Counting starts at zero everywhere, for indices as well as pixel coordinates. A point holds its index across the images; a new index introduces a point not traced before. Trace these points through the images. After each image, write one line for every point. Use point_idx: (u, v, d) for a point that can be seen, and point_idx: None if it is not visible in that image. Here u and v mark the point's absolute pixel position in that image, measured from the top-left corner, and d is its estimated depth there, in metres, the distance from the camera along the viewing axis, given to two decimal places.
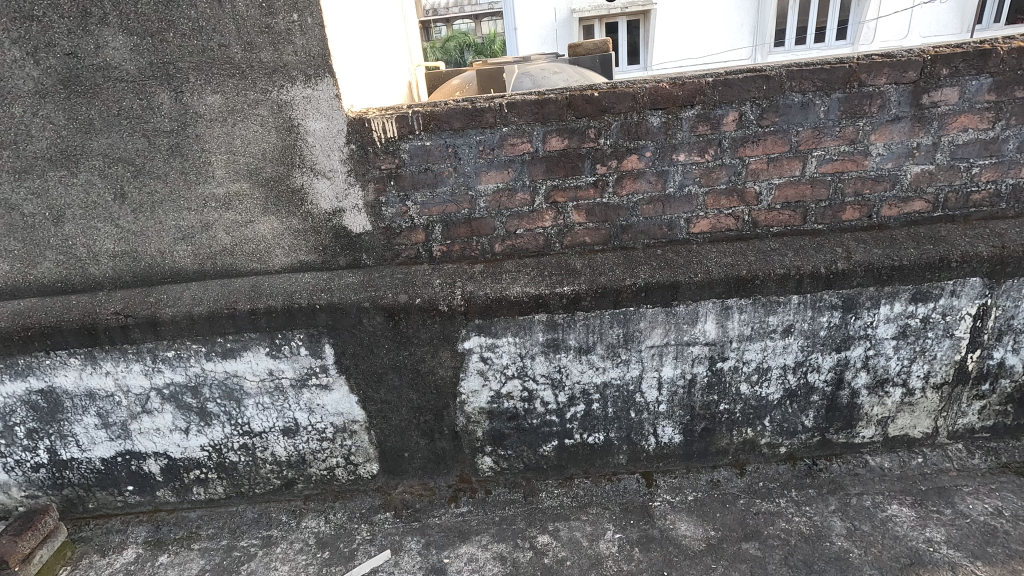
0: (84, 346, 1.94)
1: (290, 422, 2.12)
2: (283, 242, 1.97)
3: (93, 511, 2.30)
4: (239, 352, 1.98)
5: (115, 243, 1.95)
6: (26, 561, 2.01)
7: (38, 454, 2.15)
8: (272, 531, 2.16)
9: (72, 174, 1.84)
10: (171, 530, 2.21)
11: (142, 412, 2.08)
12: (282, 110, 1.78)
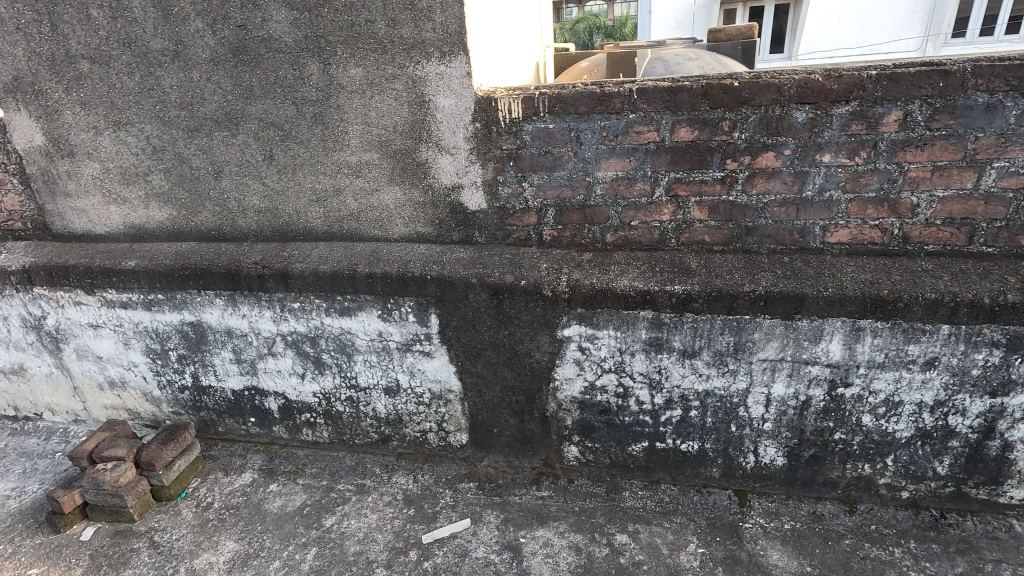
0: (228, 289, 2.19)
1: (392, 382, 2.24)
2: (404, 212, 2.07)
3: (222, 435, 2.61)
4: (354, 311, 2.12)
5: (261, 200, 2.16)
6: (170, 469, 2.29)
7: (184, 377, 2.48)
8: (366, 481, 2.32)
9: (232, 134, 2.05)
10: (282, 463, 2.45)
11: (268, 353, 2.31)
12: (416, 86, 1.85)
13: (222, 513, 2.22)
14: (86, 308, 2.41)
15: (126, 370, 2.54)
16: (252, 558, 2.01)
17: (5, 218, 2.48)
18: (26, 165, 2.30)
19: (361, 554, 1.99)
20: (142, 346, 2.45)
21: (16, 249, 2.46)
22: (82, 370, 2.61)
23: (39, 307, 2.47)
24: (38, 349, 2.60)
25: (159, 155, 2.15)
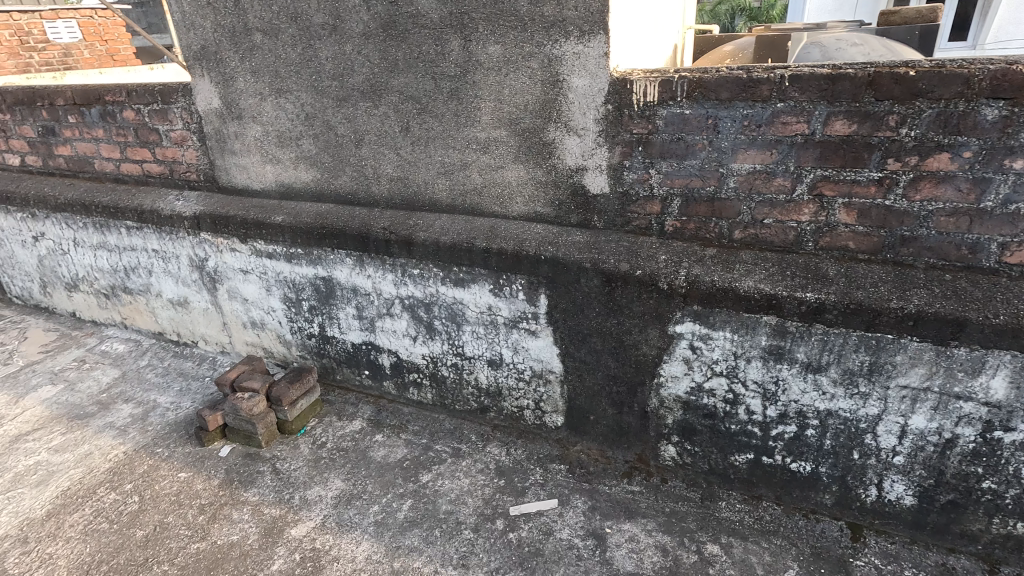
0: (357, 249, 2.36)
1: (496, 355, 2.31)
2: (525, 191, 2.09)
3: (339, 382, 2.85)
4: (468, 282, 2.20)
5: (394, 169, 2.28)
6: (294, 406, 2.55)
7: (312, 326, 2.73)
8: (461, 446, 2.42)
9: (375, 106, 2.18)
10: (388, 417, 2.62)
11: (386, 314, 2.47)
12: (552, 65, 1.85)
13: (333, 453, 2.44)
14: (240, 254, 2.72)
15: (266, 314, 2.85)
16: (355, 498, 2.19)
17: (184, 170, 2.85)
18: (204, 124, 2.63)
19: (451, 514, 2.09)
20: (281, 294, 2.72)
21: (190, 197, 2.83)
22: (231, 309, 2.96)
23: (204, 250, 2.83)
24: (199, 286, 2.99)
25: (311, 121, 2.34)
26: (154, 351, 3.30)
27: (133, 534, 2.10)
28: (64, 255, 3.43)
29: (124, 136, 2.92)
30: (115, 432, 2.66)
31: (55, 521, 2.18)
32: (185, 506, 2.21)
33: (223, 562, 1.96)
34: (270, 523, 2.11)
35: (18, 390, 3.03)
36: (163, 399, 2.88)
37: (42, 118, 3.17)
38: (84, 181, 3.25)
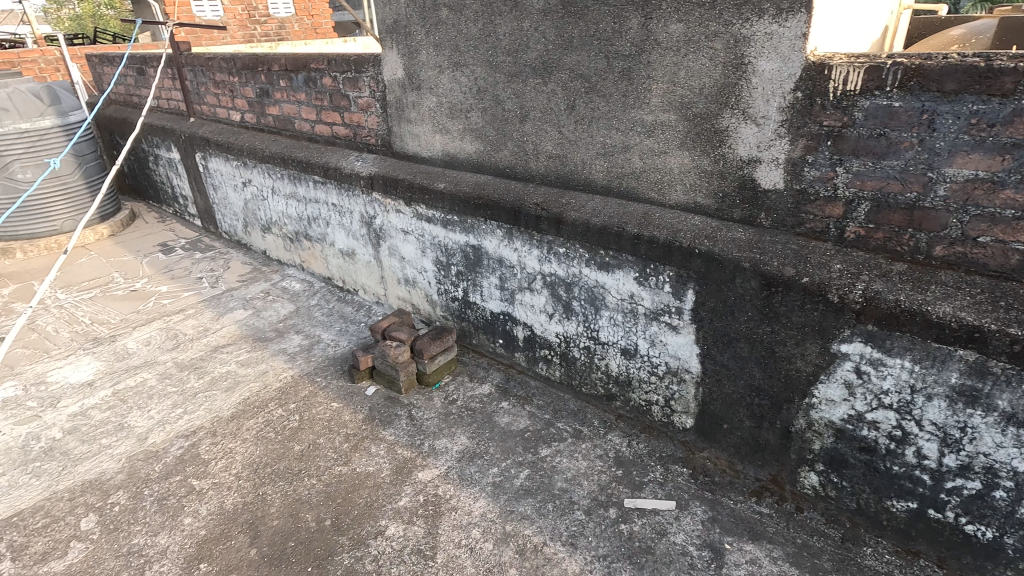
0: (508, 222, 2.44)
1: (631, 345, 2.26)
2: (687, 179, 1.99)
3: (474, 346, 3.00)
4: (613, 267, 2.17)
5: (554, 147, 2.31)
6: (433, 361, 2.73)
7: (457, 290, 2.89)
8: (583, 428, 2.43)
9: (544, 83, 2.21)
10: (515, 387, 2.72)
11: (527, 288, 2.53)
12: (737, 46, 1.72)
13: (462, 411, 2.59)
14: (403, 216, 2.96)
15: (418, 273, 3.08)
16: (477, 456, 2.32)
17: (365, 134, 3.15)
18: (387, 93, 2.87)
19: (566, 492, 2.12)
20: (433, 256, 2.92)
21: (367, 159, 3.12)
22: (389, 265, 3.25)
23: (373, 208, 3.12)
24: (365, 241, 3.32)
25: (482, 95, 2.44)
26: (322, 293, 3.75)
27: (292, 446, 2.43)
28: (264, 201, 4.00)
29: (321, 100, 3.30)
30: (286, 357, 3.08)
31: (237, 422, 2.60)
32: (334, 432, 2.51)
33: (359, 488, 2.19)
34: (401, 463, 2.31)
35: (219, 310, 3.63)
36: (326, 335, 3.27)
37: (260, 81, 3.70)
38: (286, 138, 3.74)
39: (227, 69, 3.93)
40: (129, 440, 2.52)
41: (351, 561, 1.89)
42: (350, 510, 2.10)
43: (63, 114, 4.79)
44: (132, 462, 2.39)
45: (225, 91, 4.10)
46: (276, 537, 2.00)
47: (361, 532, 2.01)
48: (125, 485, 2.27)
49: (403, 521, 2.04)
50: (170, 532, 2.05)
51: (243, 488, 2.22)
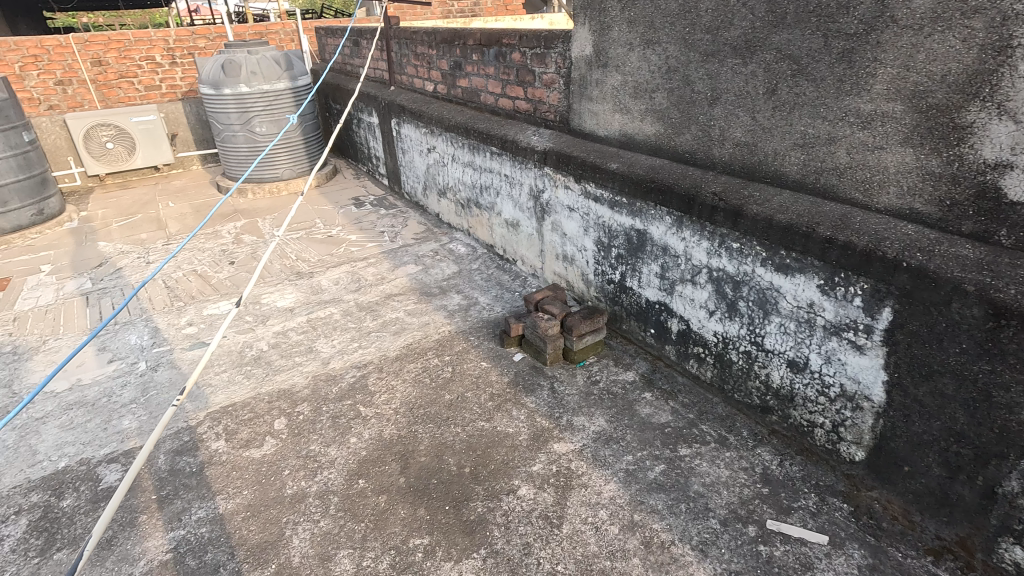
0: (680, 210, 2.34)
1: (801, 358, 2.06)
2: (904, 181, 1.74)
3: (623, 332, 2.97)
4: (793, 271, 1.98)
5: (744, 134, 2.14)
6: (580, 338, 2.76)
7: (615, 273, 2.87)
8: (729, 436, 2.29)
9: (744, 63, 2.05)
10: (660, 379, 2.64)
11: (689, 280, 2.42)
12: (1003, 25, 1.44)
13: (602, 393, 2.59)
14: (571, 193, 2.99)
15: (578, 251, 3.11)
16: (613, 441, 2.31)
17: (545, 110, 3.22)
18: (572, 70, 2.89)
19: (702, 497, 2.02)
20: (595, 236, 2.92)
21: (544, 134, 3.19)
22: (550, 240, 3.32)
23: (543, 183, 3.20)
24: (531, 214, 3.42)
25: (671, 75, 2.34)
26: (484, 259, 3.97)
27: (443, 394, 2.65)
28: (443, 167, 4.31)
29: (508, 75, 3.43)
30: (446, 313, 3.33)
31: (400, 363, 2.89)
32: (481, 389, 2.67)
33: (498, 445, 2.32)
34: (539, 431, 2.39)
35: (395, 262, 4.04)
36: (483, 299, 3.47)
37: (455, 54, 3.95)
38: (471, 109, 3.98)
39: (428, 42, 4.26)
40: (316, 362, 2.95)
41: (483, 510, 2.03)
42: (488, 463, 2.24)
43: (293, 78, 5.57)
44: (316, 381, 2.79)
45: (423, 62, 4.46)
46: (422, 471, 2.21)
47: (495, 486, 2.13)
48: (309, 398, 2.67)
49: (534, 485, 2.12)
50: (339, 446, 2.37)
51: (399, 423, 2.48)
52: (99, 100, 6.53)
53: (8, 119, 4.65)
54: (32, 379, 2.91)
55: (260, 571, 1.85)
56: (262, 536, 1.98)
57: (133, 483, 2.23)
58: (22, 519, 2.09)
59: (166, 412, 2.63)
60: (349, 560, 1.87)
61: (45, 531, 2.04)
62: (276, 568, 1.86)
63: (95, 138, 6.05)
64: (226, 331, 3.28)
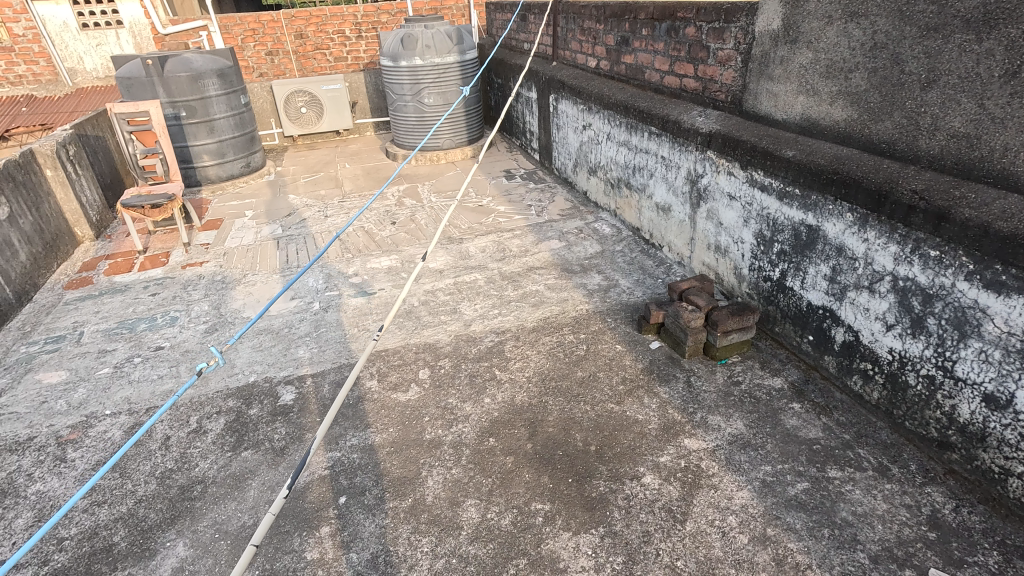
0: (866, 207, 2.08)
1: (1003, 393, 1.75)
2: None
3: (774, 334, 2.75)
4: (1008, 290, 1.67)
5: (964, 124, 1.83)
6: (725, 335, 2.61)
7: (774, 271, 2.65)
8: (892, 467, 2.03)
9: (978, 40, 1.74)
10: (813, 391, 2.41)
11: (865, 287, 2.15)
12: None
13: (744, 396, 2.44)
14: (734, 179, 2.79)
15: (733, 243, 2.91)
16: (751, 447, 2.17)
17: (716, 89, 3.03)
18: (753, 46, 2.67)
19: (850, 526, 1.83)
20: (756, 228, 2.71)
21: (711, 115, 3.01)
22: (704, 228, 3.15)
23: (703, 167, 3.02)
24: (685, 199, 3.27)
25: (876, 52, 2.06)
26: (628, 241, 3.89)
27: (575, 371, 2.68)
28: (597, 145, 4.27)
29: (678, 51, 3.28)
30: (585, 292, 3.34)
31: (536, 335, 2.97)
32: (614, 371, 2.66)
33: (626, 430, 2.30)
34: (670, 423, 2.33)
35: (539, 236, 4.12)
36: (623, 282, 3.41)
37: (623, 29, 3.85)
38: (633, 87, 3.87)
39: (597, 16, 4.19)
40: (459, 322, 3.14)
41: (606, 490, 2.04)
42: (614, 445, 2.23)
43: (462, 52, 5.85)
44: (458, 340, 2.98)
45: (588, 37, 4.41)
46: (549, 441, 2.28)
47: (619, 469, 2.12)
48: (451, 355, 2.86)
49: (660, 476, 2.08)
50: (474, 404, 2.52)
51: (531, 391, 2.56)
52: (298, 69, 7.43)
53: (231, 84, 5.49)
54: (234, 305, 3.48)
55: (398, 502, 2.06)
56: (402, 471, 2.19)
57: (303, 405, 2.59)
58: (221, 419, 2.53)
59: (332, 348, 2.98)
60: (475, 509, 2.00)
61: (237, 431, 2.45)
62: (412, 502, 2.05)
63: (293, 103, 6.91)
64: (384, 284, 3.61)
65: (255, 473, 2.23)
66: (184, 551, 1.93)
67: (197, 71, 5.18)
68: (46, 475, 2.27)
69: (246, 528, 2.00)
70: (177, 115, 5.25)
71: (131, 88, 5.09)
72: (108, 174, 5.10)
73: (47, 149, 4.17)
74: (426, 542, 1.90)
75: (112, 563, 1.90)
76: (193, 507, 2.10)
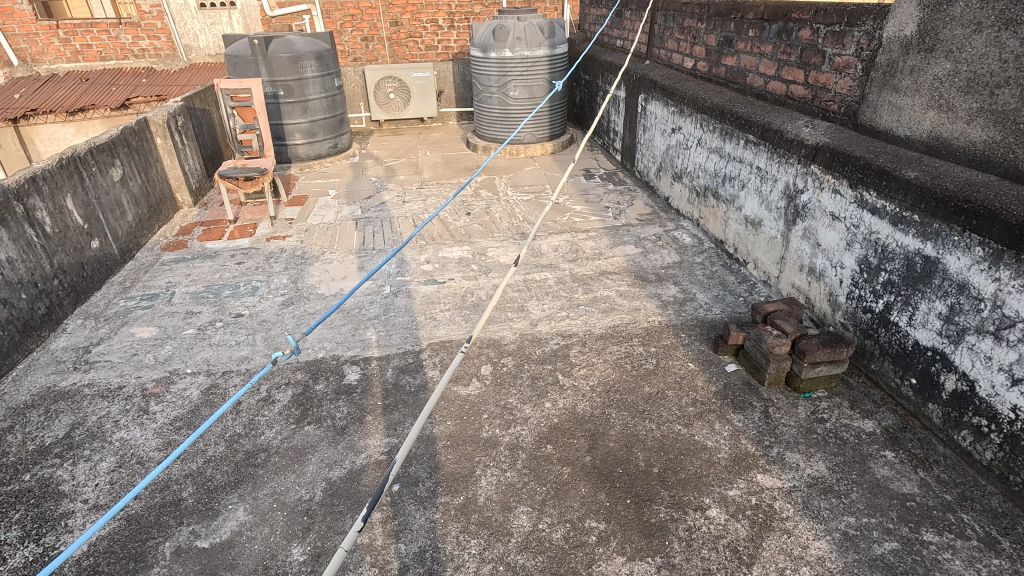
0: (1002, 242, 1.82)
1: None
2: None
3: (869, 372, 2.50)
4: None
5: None
6: (812, 367, 2.39)
7: (877, 302, 2.40)
8: (1002, 540, 1.78)
9: None
10: (910, 440, 2.17)
11: (990, 332, 1.90)
12: None
13: (827, 436, 2.23)
14: (840, 198, 2.55)
15: (831, 267, 2.67)
16: (833, 493, 1.98)
17: (828, 99, 2.79)
18: (879, 54, 2.42)
19: None
20: (860, 254, 2.47)
21: (819, 127, 2.78)
22: (798, 248, 2.92)
23: (804, 182, 2.79)
24: (779, 215, 3.04)
25: None
26: (710, 254, 3.68)
27: (643, 385, 2.55)
28: (686, 150, 4.07)
29: (788, 55, 3.05)
30: (659, 303, 3.19)
31: (603, 343, 2.87)
32: (684, 391, 2.51)
33: (692, 455, 2.16)
34: (742, 455, 2.16)
35: (615, 240, 3.98)
36: (701, 296, 3.23)
37: (728, 29, 3.63)
38: (732, 91, 3.66)
39: (699, 15, 3.99)
40: (525, 321, 3.08)
41: (666, 518, 1.92)
42: (678, 471, 2.10)
43: (553, 46, 5.78)
44: (523, 339, 2.92)
45: (688, 36, 4.22)
46: (609, 457, 2.17)
47: (682, 496, 2.00)
48: (514, 353, 2.81)
49: (727, 510, 1.93)
50: (534, 407, 2.45)
51: (594, 401, 2.47)
52: (390, 55, 7.62)
53: (328, 67, 5.71)
54: (311, 281, 3.59)
55: (450, 498, 2.03)
56: (456, 467, 2.16)
57: (367, 386, 2.62)
58: (289, 391, 2.61)
59: (399, 333, 3.01)
60: (526, 517, 1.94)
61: (302, 405, 2.51)
62: (464, 500, 2.02)
63: (382, 89, 7.09)
64: (455, 274, 3.61)
65: (316, 449, 2.27)
66: (243, 517, 1.99)
67: (298, 53, 5.40)
68: (130, 424, 2.42)
69: (301, 503, 2.04)
70: (275, 94, 5.49)
71: (238, 66, 5.37)
72: (209, 145, 5.42)
73: (160, 119, 4.47)
74: (474, 544, 1.86)
75: (179, 518, 1.99)
76: (255, 474, 2.17)
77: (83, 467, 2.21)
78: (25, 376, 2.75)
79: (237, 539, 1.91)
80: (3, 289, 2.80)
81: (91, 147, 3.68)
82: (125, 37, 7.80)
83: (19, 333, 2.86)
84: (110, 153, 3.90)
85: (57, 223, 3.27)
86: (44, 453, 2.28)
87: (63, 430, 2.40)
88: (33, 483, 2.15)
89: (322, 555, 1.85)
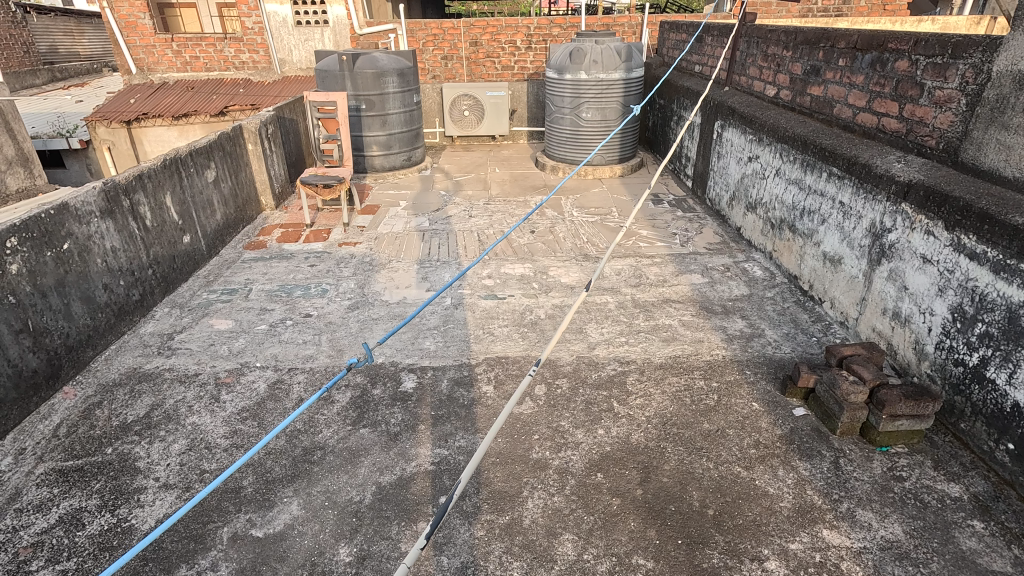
0: None
1: None
2: None
3: (957, 430, 2.30)
4: None
5: None
6: (891, 420, 2.21)
7: (971, 356, 2.20)
8: None
9: None
10: (1004, 512, 1.97)
11: None
12: None
13: (905, 496, 2.05)
14: (933, 240, 2.37)
15: (919, 313, 2.48)
16: (909, 560, 1.81)
17: (925, 133, 2.64)
18: (987, 88, 2.25)
19: None
20: (954, 301, 2.28)
21: (913, 163, 2.62)
22: (881, 290, 2.74)
23: (893, 221, 2.63)
24: (863, 253, 2.87)
25: None
26: (782, 290, 3.52)
27: (702, 421, 2.45)
28: (762, 179, 3.92)
29: (882, 86, 2.91)
30: (724, 336, 3.06)
31: (662, 373, 2.78)
32: (746, 432, 2.38)
33: (752, 501, 2.05)
34: (807, 506, 2.02)
35: (680, 267, 3.88)
36: (770, 333, 3.08)
37: (816, 58, 3.50)
38: (817, 121, 3.52)
39: (785, 42, 3.87)
40: (582, 343, 3.04)
41: (719, 564, 1.82)
42: (735, 516, 1.99)
43: (629, 69, 5.76)
44: (580, 362, 2.88)
45: (772, 64, 4.10)
46: (661, 493, 2.09)
47: (738, 544, 1.89)
48: (570, 375, 2.78)
49: (788, 565, 1.81)
50: (586, 432, 2.40)
51: (649, 433, 2.39)
52: (467, 74, 7.87)
53: (408, 83, 5.95)
54: (377, 287, 3.71)
55: (495, 516, 2.01)
56: (503, 486, 2.14)
57: (421, 395, 2.66)
58: (348, 392, 2.69)
59: (456, 346, 3.05)
60: (571, 546, 1.90)
61: (359, 408, 2.58)
62: (509, 520, 2.00)
63: (458, 106, 7.30)
64: (515, 291, 3.63)
65: (369, 452, 2.32)
66: (297, 511, 2.05)
67: (381, 70, 5.66)
68: (201, 410, 2.57)
69: (352, 503, 2.08)
70: (357, 107, 5.76)
71: (326, 80, 5.67)
72: (294, 153, 5.76)
73: (252, 126, 4.80)
74: (517, 567, 1.83)
75: (238, 504, 2.08)
76: (311, 470, 2.24)
77: (158, 446, 2.36)
78: (115, 356, 2.98)
79: (288, 532, 1.97)
80: (106, 275, 3.07)
81: (192, 151, 4.00)
82: (229, 50, 8.44)
83: (115, 316, 3.12)
84: (207, 156, 4.22)
85: (156, 218, 3.56)
86: (125, 429, 2.46)
87: (143, 410, 2.58)
88: (113, 456, 2.31)
89: (367, 558, 1.87)
